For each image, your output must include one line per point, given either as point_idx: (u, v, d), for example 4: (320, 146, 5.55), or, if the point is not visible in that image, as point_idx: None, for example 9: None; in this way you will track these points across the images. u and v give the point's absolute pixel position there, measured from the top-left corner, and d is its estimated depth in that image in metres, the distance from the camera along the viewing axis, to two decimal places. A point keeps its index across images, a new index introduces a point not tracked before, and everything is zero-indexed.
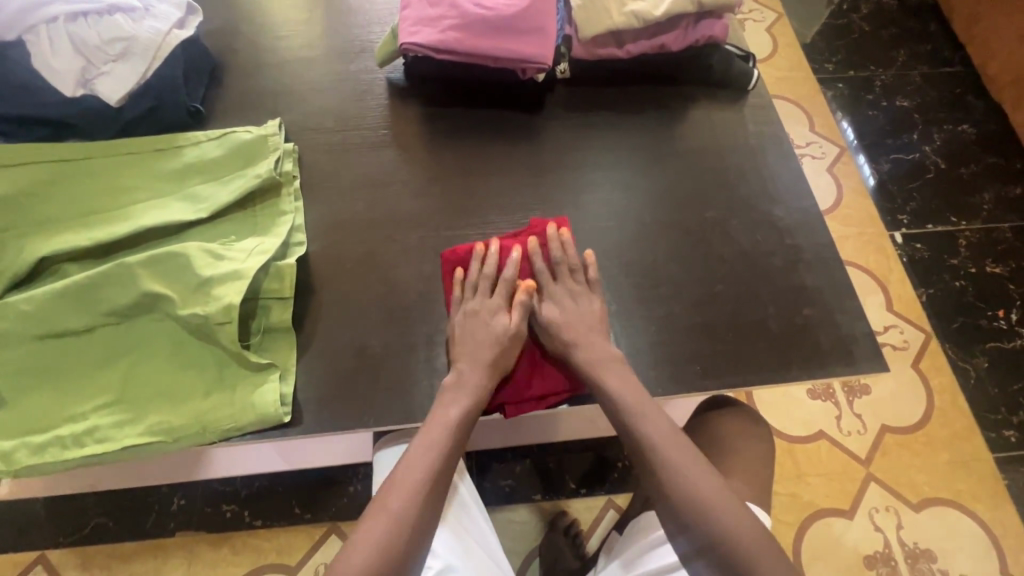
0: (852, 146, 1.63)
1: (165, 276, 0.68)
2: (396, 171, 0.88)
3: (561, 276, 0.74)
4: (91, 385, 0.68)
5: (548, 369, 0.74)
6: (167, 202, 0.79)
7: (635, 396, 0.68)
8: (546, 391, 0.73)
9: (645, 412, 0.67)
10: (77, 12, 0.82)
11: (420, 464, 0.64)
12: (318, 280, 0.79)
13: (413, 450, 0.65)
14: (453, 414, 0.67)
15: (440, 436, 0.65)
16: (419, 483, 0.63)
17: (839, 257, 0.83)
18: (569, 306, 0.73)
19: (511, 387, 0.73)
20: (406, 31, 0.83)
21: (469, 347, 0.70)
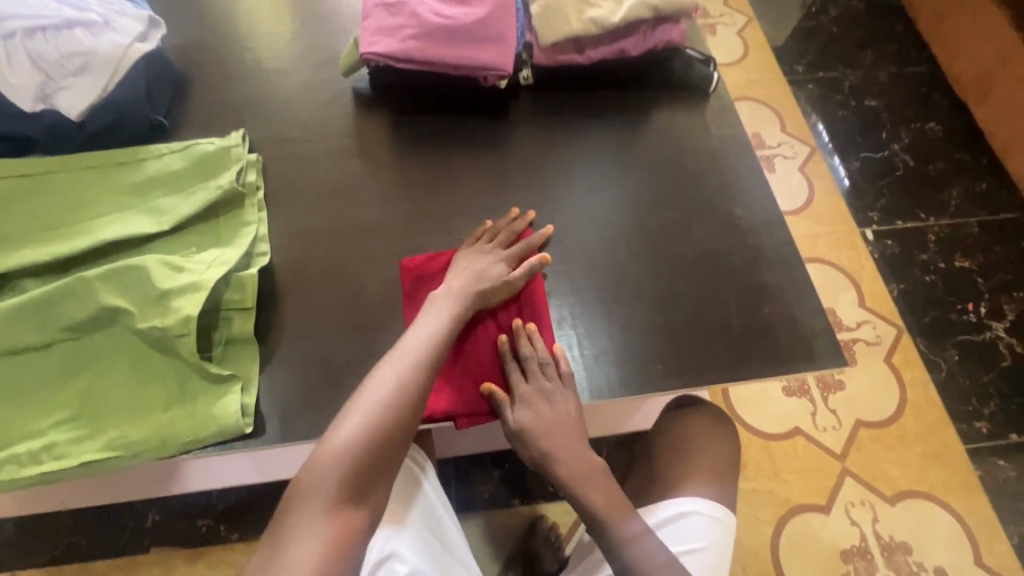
0: (825, 149, 1.65)
1: (124, 289, 0.68)
2: (361, 179, 0.88)
3: (532, 374, 0.71)
4: (49, 401, 0.67)
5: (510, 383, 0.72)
6: (129, 216, 0.79)
7: (576, 465, 0.70)
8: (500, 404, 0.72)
9: (587, 474, 0.71)
10: (35, 27, 0.81)
11: (395, 367, 0.65)
12: (283, 290, 0.79)
13: (392, 356, 0.66)
14: (433, 328, 0.69)
15: (430, 333, 0.68)
16: (408, 371, 0.65)
17: (800, 255, 0.84)
18: (538, 405, 0.71)
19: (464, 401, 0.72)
20: (367, 41, 0.83)
21: (476, 283, 0.72)
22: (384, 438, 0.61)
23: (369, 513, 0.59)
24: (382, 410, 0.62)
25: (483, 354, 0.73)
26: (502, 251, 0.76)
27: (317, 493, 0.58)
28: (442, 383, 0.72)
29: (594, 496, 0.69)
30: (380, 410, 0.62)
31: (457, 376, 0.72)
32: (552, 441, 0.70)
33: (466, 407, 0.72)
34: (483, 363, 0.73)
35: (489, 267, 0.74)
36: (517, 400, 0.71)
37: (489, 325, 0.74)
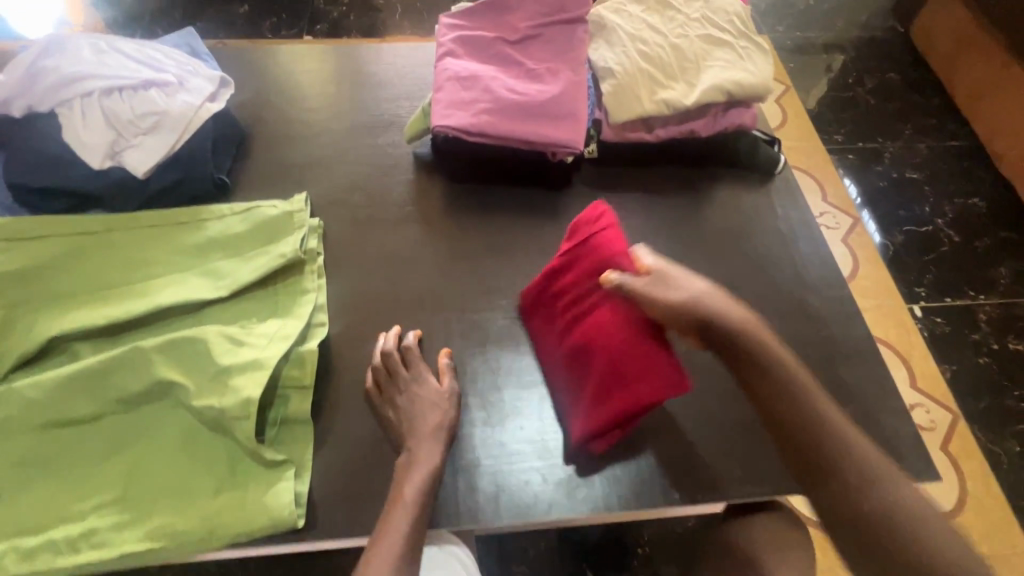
0: (856, 205, 1.66)
1: (182, 364, 0.65)
2: (420, 248, 0.86)
3: (654, 276, 0.69)
4: (90, 481, 0.63)
5: (642, 390, 0.68)
6: (187, 280, 0.77)
7: (792, 387, 0.62)
8: (630, 411, 0.68)
9: (772, 368, 0.63)
10: (111, 86, 0.81)
11: (409, 504, 0.62)
12: (339, 364, 0.75)
13: (399, 501, 0.63)
14: (428, 437, 0.67)
15: (425, 467, 0.65)
16: (412, 517, 0.62)
17: (877, 351, 0.80)
18: (670, 295, 0.67)
19: (598, 417, 0.69)
20: (439, 114, 0.81)
21: (427, 401, 0.70)
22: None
23: None
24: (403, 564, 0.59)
25: (592, 360, 0.73)
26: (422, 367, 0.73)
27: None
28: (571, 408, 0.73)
29: (838, 420, 0.60)
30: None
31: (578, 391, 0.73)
32: (719, 318, 0.65)
33: (590, 424, 0.69)
34: (595, 370, 0.72)
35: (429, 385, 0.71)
36: (648, 299, 0.68)
37: (587, 328, 0.74)
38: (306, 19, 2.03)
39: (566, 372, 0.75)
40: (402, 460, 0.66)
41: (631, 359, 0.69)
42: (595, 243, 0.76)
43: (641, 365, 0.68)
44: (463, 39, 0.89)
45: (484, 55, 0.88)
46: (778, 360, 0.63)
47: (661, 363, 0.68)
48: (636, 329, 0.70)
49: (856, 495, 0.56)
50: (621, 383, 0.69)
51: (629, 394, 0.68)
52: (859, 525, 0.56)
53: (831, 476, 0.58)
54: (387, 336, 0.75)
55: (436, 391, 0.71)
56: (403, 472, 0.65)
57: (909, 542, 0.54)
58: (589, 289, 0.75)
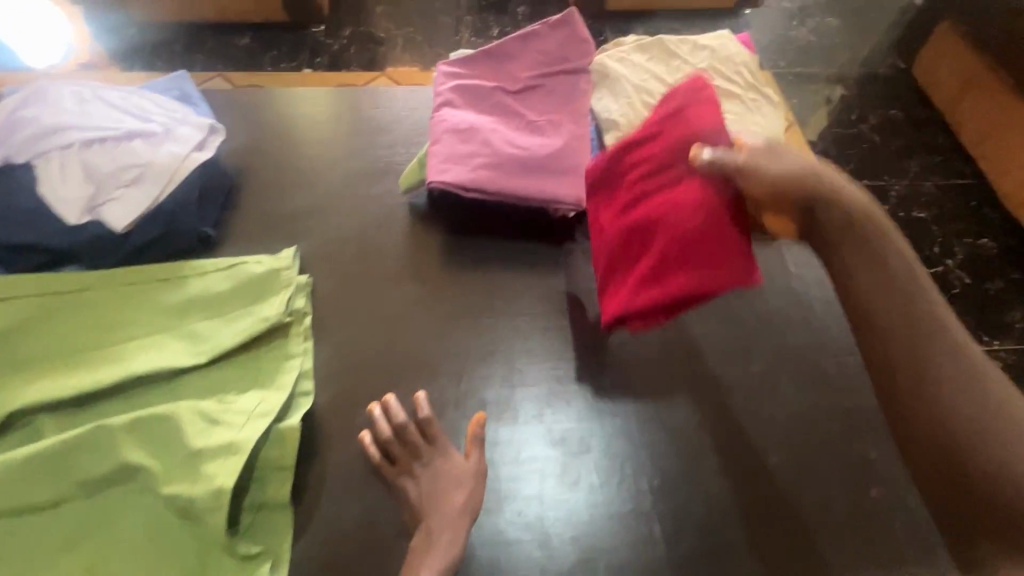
0: None
1: (151, 445, 0.60)
2: (415, 306, 0.81)
3: (750, 150, 0.61)
4: (44, 575, 0.57)
5: (699, 269, 0.62)
6: (164, 342, 0.72)
7: (896, 291, 0.57)
8: (680, 297, 0.63)
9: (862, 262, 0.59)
10: (93, 138, 0.78)
11: None
12: (323, 437, 0.70)
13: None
14: (447, 517, 0.62)
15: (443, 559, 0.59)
16: None
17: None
18: (758, 178, 0.60)
19: (642, 298, 0.66)
20: (436, 169, 0.78)
21: (447, 478, 0.65)
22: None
23: None
24: None
25: (652, 238, 0.67)
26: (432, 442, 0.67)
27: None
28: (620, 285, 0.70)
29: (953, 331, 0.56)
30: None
31: (628, 271, 0.70)
32: (832, 205, 0.60)
33: (628, 304, 0.67)
34: (653, 250, 0.67)
35: (449, 460, 0.66)
36: (738, 172, 0.61)
37: (653, 207, 0.68)
38: (307, 52, 2.02)
39: (618, 245, 0.71)
40: (419, 540, 0.61)
41: (701, 242, 0.62)
42: (685, 118, 0.68)
43: (705, 253, 0.62)
44: (462, 89, 0.86)
45: (484, 105, 0.85)
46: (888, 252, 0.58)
47: (728, 252, 0.61)
48: (716, 211, 0.62)
49: (953, 404, 0.53)
50: (676, 263, 0.64)
51: (676, 281, 0.63)
52: (943, 436, 0.52)
53: (921, 372, 0.54)
54: (376, 416, 0.69)
55: (459, 465, 0.66)
56: (418, 555, 0.60)
57: (999, 466, 0.50)
58: (664, 163, 0.68)
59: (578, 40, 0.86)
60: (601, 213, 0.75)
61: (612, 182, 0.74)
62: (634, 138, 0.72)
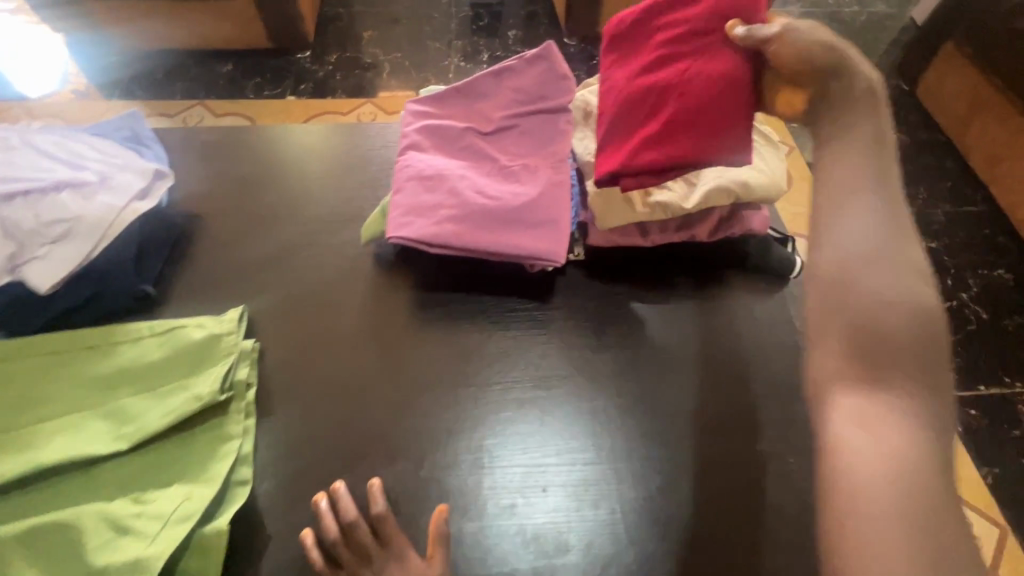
0: None
1: (44, 559, 0.52)
2: (374, 374, 0.72)
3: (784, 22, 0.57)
4: None
5: (694, 137, 0.61)
6: (83, 424, 0.64)
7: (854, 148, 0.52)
8: (676, 160, 0.61)
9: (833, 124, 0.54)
10: (17, 192, 0.71)
11: None
12: (262, 535, 0.61)
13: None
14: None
15: None
16: None
17: None
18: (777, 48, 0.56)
19: (635, 153, 0.63)
20: (396, 223, 0.70)
21: None
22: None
23: None
24: None
25: (658, 102, 0.63)
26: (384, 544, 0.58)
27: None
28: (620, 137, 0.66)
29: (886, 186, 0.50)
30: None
31: (630, 137, 0.66)
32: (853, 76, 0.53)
33: (624, 159, 0.64)
34: (661, 112, 0.63)
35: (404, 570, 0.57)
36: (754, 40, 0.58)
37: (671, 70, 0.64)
38: (291, 78, 1.97)
39: (627, 104, 0.66)
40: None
41: (710, 107, 0.60)
42: None
43: (705, 116, 0.60)
44: (430, 131, 0.78)
45: (453, 149, 0.77)
46: (864, 114, 0.52)
47: (730, 121, 0.60)
48: (735, 77, 0.59)
49: (852, 237, 0.49)
50: (680, 129, 0.61)
51: (677, 145, 0.61)
52: (836, 268, 0.48)
53: (830, 223, 0.50)
54: (322, 511, 0.59)
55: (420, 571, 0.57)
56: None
57: (870, 296, 0.46)
58: (699, 28, 0.62)
59: (558, 77, 0.78)
60: (614, 68, 0.71)
61: (625, 41, 0.70)
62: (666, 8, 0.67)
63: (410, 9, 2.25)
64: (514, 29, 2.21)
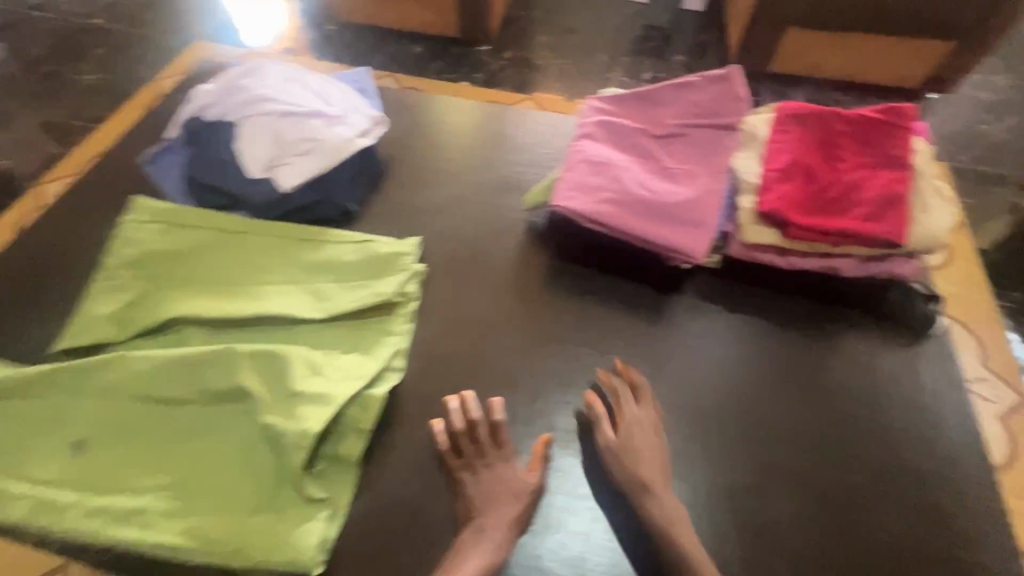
0: None
1: (263, 376, 0.69)
2: (511, 317, 0.85)
3: (643, 401, 0.74)
4: (161, 457, 0.68)
5: (854, 220, 0.76)
6: (294, 293, 0.83)
7: (649, 449, 0.69)
8: (841, 231, 0.75)
9: (648, 459, 0.68)
10: (286, 111, 0.92)
11: None
12: (399, 413, 0.74)
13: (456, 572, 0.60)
14: (501, 521, 0.64)
15: None
16: None
17: None
18: (641, 436, 0.70)
19: (806, 214, 0.77)
20: (562, 195, 0.81)
21: (501, 488, 0.66)
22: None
23: None
24: None
25: (832, 182, 0.78)
26: (496, 449, 0.70)
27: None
28: (793, 191, 0.78)
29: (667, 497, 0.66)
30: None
31: (799, 189, 0.78)
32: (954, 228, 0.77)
33: (796, 214, 0.76)
34: (832, 190, 0.77)
35: (510, 474, 0.68)
36: (623, 418, 0.72)
37: (845, 165, 0.79)
38: (469, 66, 2.20)
39: (803, 170, 0.79)
40: (470, 529, 0.64)
41: (873, 203, 0.76)
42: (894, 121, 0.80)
43: (869, 209, 0.76)
44: (606, 126, 0.88)
45: (623, 144, 0.87)
46: (648, 423, 0.71)
47: (895, 219, 0.75)
48: (894, 186, 0.76)
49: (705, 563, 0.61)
50: (846, 211, 0.77)
51: (842, 222, 0.76)
52: None
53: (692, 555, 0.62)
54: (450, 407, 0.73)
55: (519, 477, 0.68)
56: (466, 542, 0.62)
57: None
58: (871, 144, 0.79)
59: (734, 99, 0.85)
60: (797, 124, 0.82)
61: (805, 119, 0.82)
62: (847, 114, 0.81)
63: (585, 22, 2.40)
64: (681, 55, 2.28)
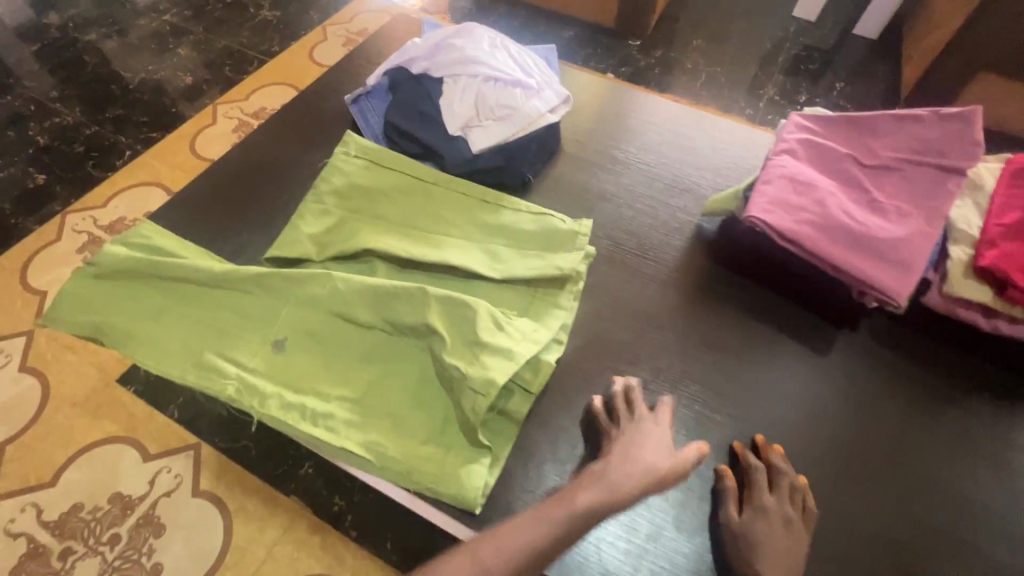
0: None
1: (451, 320, 0.73)
2: (672, 317, 0.85)
3: (779, 489, 0.69)
4: (348, 372, 0.75)
5: None
6: (472, 249, 0.86)
7: (776, 544, 0.64)
8: None
9: (769, 552, 0.64)
10: (492, 77, 0.96)
11: (554, 519, 0.58)
12: (557, 384, 0.77)
13: (569, 502, 0.60)
14: (636, 474, 0.64)
15: (562, 517, 0.59)
16: (543, 538, 0.57)
17: None
18: (768, 527, 0.65)
19: None
20: (759, 206, 0.78)
21: (641, 452, 0.66)
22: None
23: None
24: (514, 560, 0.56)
25: None
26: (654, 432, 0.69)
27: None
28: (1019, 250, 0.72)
29: None
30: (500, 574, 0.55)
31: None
32: None
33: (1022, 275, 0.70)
34: None
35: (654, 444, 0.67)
36: (754, 501, 0.67)
37: None
38: (616, 58, 2.18)
39: None
40: (594, 467, 0.64)
41: None
42: None
43: None
44: (811, 146, 0.85)
45: (828, 167, 0.83)
46: (779, 515, 0.66)
47: None
48: None
49: None
50: None
51: None
52: None
53: None
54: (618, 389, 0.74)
55: (660, 448, 0.67)
56: (586, 478, 0.63)
57: None
58: None
59: (967, 142, 0.80)
60: None
61: None
62: None
63: (744, 31, 2.30)
64: (842, 81, 2.13)
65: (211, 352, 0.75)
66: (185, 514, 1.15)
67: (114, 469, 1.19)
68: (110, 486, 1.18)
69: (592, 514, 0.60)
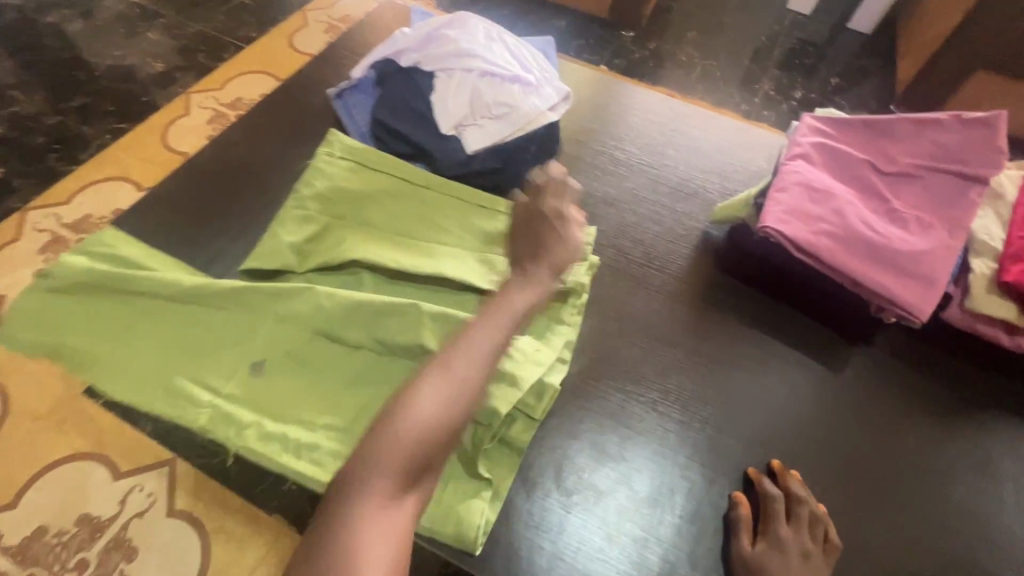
0: None
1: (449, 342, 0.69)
2: (680, 332, 0.80)
3: (798, 520, 0.64)
4: (334, 397, 0.69)
5: None
6: (468, 259, 0.81)
7: None
8: None
9: None
10: (489, 72, 0.90)
11: (499, 324, 0.66)
12: (561, 407, 0.72)
13: (508, 306, 0.68)
14: (552, 261, 0.75)
15: (503, 321, 0.67)
16: (487, 351, 0.64)
17: None
18: (782, 563, 0.61)
19: None
20: (775, 216, 0.73)
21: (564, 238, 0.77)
22: (460, 414, 0.60)
23: (414, 503, 0.58)
24: (474, 371, 0.62)
25: None
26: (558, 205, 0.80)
27: (354, 487, 0.57)
28: None
29: None
30: (466, 391, 0.61)
31: None
32: None
33: None
34: None
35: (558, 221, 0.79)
36: (770, 533, 0.63)
37: None
38: (610, 49, 2.11)
39: None
40: (517, 276, 0.73)
41: None
42: None
43: None
44: (826, 150, 0.80)
45: (844, 173, 0.79)
46: (795, 548, 0.62)
47: None
48: None
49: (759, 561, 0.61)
50: None
51: None
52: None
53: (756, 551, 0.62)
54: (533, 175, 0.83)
55: (578, 236, 0.79)
56: (518, 284, 0.72)
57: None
58: None
59: (991, 149, 0.76)
60: None
61: None
62: None
63: (739, 24, 2.25)
64: (837, 77, 2.10)
65: (183, 377, 0.69)
66: (160, 535, 1.08)
67: (82, 488, 1.11)
68: (77, 507, 1.10)
69: (528, 310, 0.70)
